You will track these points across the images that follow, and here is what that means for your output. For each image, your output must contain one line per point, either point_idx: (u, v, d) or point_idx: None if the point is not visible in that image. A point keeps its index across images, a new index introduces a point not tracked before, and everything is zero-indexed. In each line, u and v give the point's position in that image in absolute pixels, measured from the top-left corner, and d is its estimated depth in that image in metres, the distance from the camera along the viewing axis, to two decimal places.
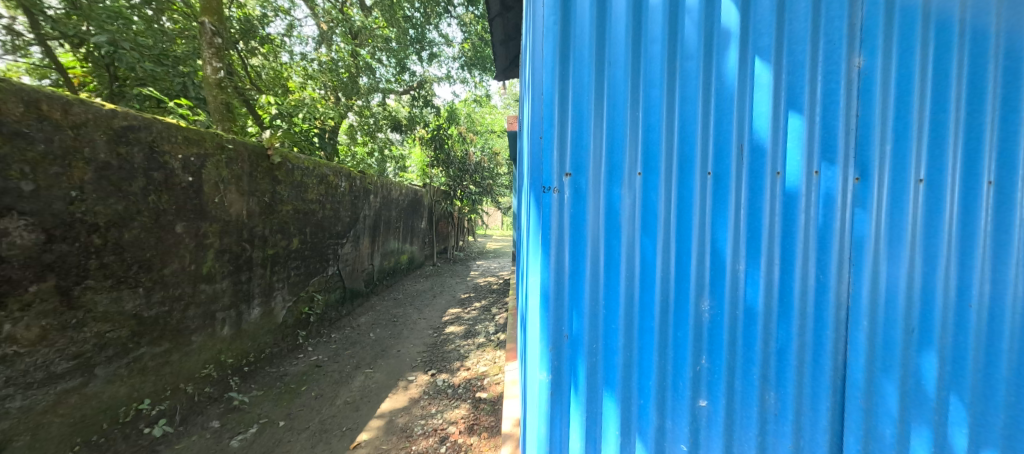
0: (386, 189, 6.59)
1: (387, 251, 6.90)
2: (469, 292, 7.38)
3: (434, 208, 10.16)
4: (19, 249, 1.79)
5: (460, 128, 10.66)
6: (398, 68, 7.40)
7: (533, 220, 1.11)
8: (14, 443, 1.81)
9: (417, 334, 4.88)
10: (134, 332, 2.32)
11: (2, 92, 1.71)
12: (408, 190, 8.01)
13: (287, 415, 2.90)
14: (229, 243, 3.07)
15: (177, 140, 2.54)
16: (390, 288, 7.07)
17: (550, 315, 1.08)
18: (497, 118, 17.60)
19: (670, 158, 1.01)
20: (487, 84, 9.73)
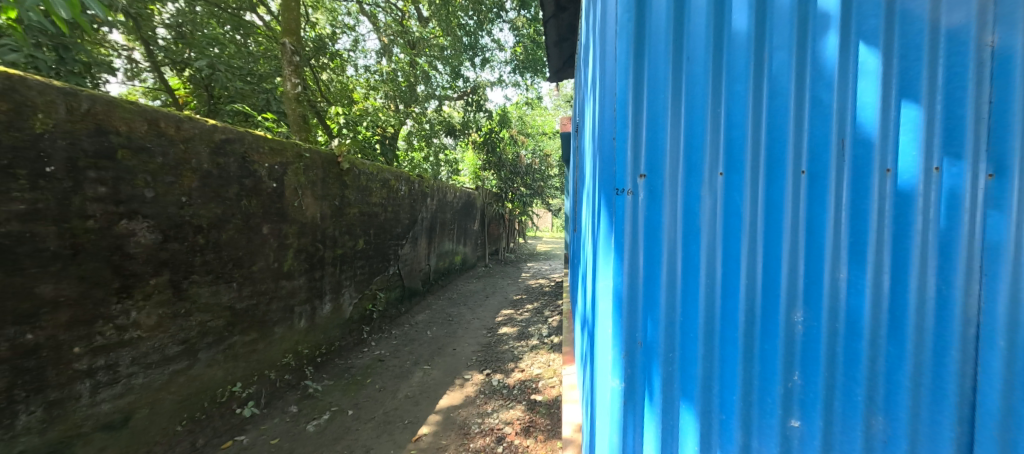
0: (441, 192, 6.83)
1: (442, 252, 7.14)
2: (520, 294, 7.42)
3: (487, 210, 10.34)
4: (142, 247, 2.06)
5: (511, 131, 10.85)
6: (452, 75, 7.54)
7: (605, 223, 1.09)
8: (137, 414, 2.08)
9: (471, 334, 4.99)
10: (228, 321, 2.61)
11: (131, 112, 1.97)
12: (462, 193, 8.23)
13: (355, 404, 3.09)
14: (305, 243, 3.35)
15: (263, 150, 2.83)
16: (445, 288, 7.30)
17: (623, 321, 1.05)
18: (548, 120, 17.61)
19: (757, 157, 0.94)
20: (538, 86, 9.77)
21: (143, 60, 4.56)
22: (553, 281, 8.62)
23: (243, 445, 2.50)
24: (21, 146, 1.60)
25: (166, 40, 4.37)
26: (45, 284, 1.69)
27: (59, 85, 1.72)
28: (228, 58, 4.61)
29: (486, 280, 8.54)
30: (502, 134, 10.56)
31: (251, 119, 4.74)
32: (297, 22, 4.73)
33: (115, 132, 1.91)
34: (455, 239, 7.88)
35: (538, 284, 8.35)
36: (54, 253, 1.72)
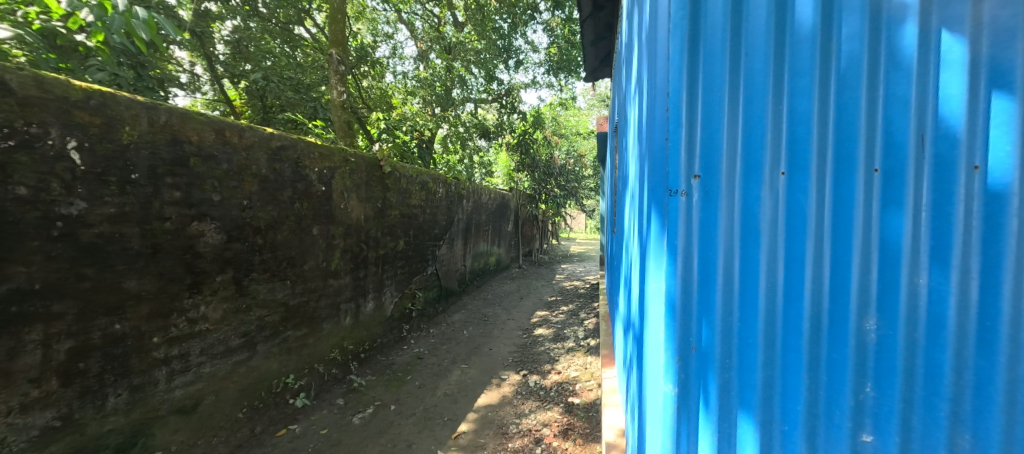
0: (476, 194, 6.93)
1: (477, 252, 7.25)
2: (555, 296, 7.38)
3: (521, 212, 10.36)
4: (210, 247, 2.23)
5: (545, 132, 10.91)
6: (487, 79, 7.75)
7: (658, 225, 1.07)
8: (204, 400, 2.26)
9: (506, 334, 5.03)
10: (282, 316, 2.79)
11: (201, 123, 2.14)
12: (496, 194, 8.31)
13: (396, 400, 3.20)
14: (351, 244, 3.51)
15: (314, 156, 3.00)
16: (480, 288, 7.38)
17: (676, 325, 1.02)
18: (581, 120, 17.42)
19: (825, 153, 0.84)
20: (573, 86, 9.70)
21: (204, 74, 5.09)
22: (589, 283, 8.51)
23: (295, 433, 2.66)
24: (111, 156, 1.77)
25: (224, 55, 4.77)
26: (130, 279, 1.86)
27: (141, 100, 1.89)
28: (280, 69, 4.97)
29: (521, 281, 8.57)
30: (536, 135, 10.55)
31: (301, 126, 4.93)
32: (342, 34, 4.98)
33: (188, 142, 2.08)
34: (489, 240, 7.96)
35: (573, 286, 8.27)
36: (137, 251, 1.88)
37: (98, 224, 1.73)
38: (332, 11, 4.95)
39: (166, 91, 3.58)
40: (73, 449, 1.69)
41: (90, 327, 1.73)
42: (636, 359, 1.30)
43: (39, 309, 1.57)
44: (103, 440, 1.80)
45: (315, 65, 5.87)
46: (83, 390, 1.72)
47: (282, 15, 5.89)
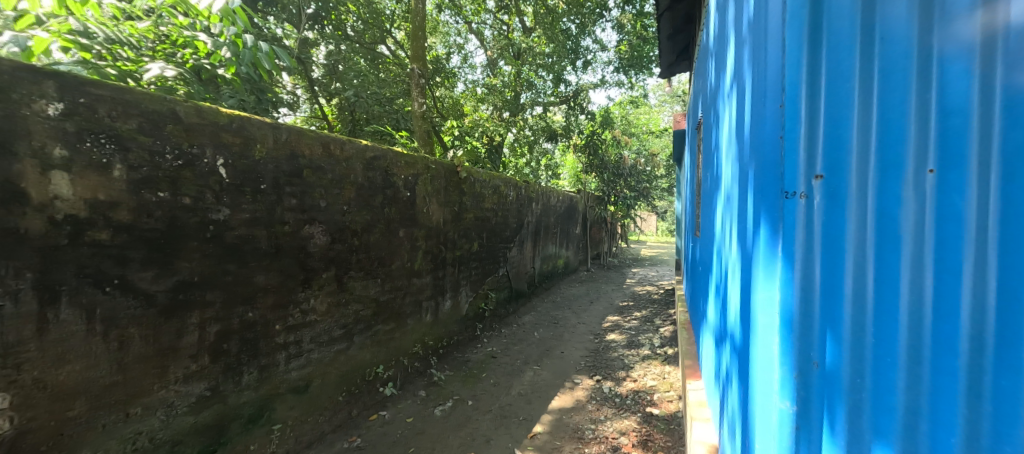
0: (546, 196, 6.94)
1: (546, 255, 7.27)
2: (627, 301, 7.12)
3: (589, 214, 10.18)
4: (318, 247, 2.52)
5: (615, 132, 10.63)
6: (554, 81, 7.78)
7: (774, 230, 0.93)
8: (313, 383, 2.56)
9: (577, 338, 4.98)
10: (374, 311, 3.05)
11: (311, 138, 2.43)
12: (565, 196, 8.24)
13: (473, 396, 3.33)
14: (431, 245, 3.73)
15: (401, 164, 3.25)
16: (549, 291, 7.39)
17: (794, 339, 0.87)
18: (653, 117, 16.65)
19: (990, 141, 0.57)
20: (645, 83, 9.34)
21: (303, 95, 5.85)
22: (664, 288, 8.09)
23: (385, 419, 2.90)
24: (247, 170, 2.05)
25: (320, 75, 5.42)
26: (260, 274, 2.15)
27: (268, 121, 2.18)
28: (368, 86, 5.53)
29: (590, 285, 8.40)
30: (605, 135, 10.31)
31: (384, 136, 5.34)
32: (422, 48, 5.29)
33: (302, 156, 2.37)
34: (558, 243, 7.92)
35: (646, 291, 7.93)
36: (265, 250, 2.17)
37: (238, 227, 2.02)
38: (414, 28, 5.29)
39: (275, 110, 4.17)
40: (219, 416, 2.00)
41: (231, 314, 2.03)
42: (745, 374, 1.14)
43: (197, 297, 1.86)
44: (239, 410, 2.10)
45: (397, 79, 6.40)
46: (225, 367, 2.02)
47: (365, 36, 6.61)
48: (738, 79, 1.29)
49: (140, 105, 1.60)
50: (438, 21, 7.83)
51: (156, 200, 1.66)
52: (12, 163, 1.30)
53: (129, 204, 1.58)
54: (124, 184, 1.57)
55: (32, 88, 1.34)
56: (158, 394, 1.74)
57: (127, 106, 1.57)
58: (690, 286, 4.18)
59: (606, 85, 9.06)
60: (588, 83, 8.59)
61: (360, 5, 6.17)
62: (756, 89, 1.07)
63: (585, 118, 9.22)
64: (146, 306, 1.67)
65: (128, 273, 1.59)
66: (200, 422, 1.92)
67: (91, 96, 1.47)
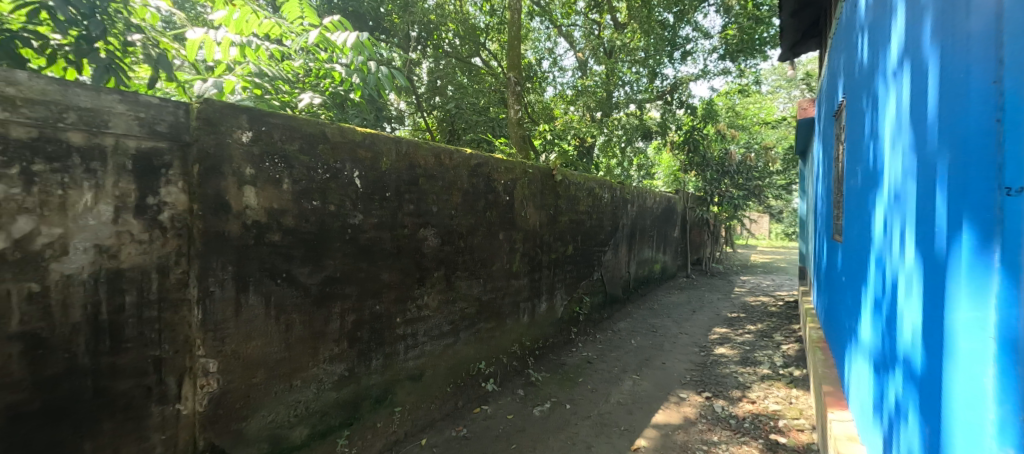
0: (642, 198, 6.60)
1: (642, 259, 6.91)
2: (737, 312, 6.41)
3: (689, 215, 9.43)
4: (430, 248, 2.75)
5: (720, 125, 9.69)
6: (650, 76, 7.37)
7: (992, 234, 0.73)
8: (426, 372, 2.79)
9: (680, 350, 4.63)
10: (477, 309, 3.22)
11: (425, 149, 2.67)
12: (663, 197, 7.74)
13: (571, 399, 3.32)
14: (528, 248, 3.81)
15: (501, 169, 3.38)
16: (645, 297, 7.01)
17: (1020, 373, 0.66)
18: (768, 105, 14.75)
19: None
20: (758, 68, 8.36)
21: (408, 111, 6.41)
22: (783, 300, 7.13)
23: (487, 413, 3.04)
24: (375, 180, 2.33)
25: (423, 90, 5.94)
26: (385, 272, 2.43)
27: (392, 136, 2.44)
28: (467, 97, 5.90)
29: (692, 293, 7.76)
30: (708, 130, 9.47)
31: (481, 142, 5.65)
32: (518, 57, 5.43)
33: (418, 166, 2.61)
34: (655, 247, 7.48)
35: (760, 302, 7.05)
36: (390, 251, 2.44)
37: (369, 230, 2.30)
38: (510, 39, 5.46)
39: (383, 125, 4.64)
40: (354, 394, 2.29)
41: (363, 306, 2.32)
42: (936, 412, 0.91)
43: (339, 290, 2.16)
44: (369, 391, 2.38)
45: (493, 88, 6.71)
46: (359, 352, 2.31)
47: (462, 51, 7.06)
48: (917, 54, 1.06)
49: (300, 129, 1.92)
50: (529, 28, 8.02)
51: (312, 208, 1.98)
52: (220, 182, 1.61)
53: (293, 212, 1.90)
54: (290, 195, 1.89)
55: (233, 121, 1.64)
56: (311, 370, 2.05)
57: (292, 131, 1.89)
58: (823, 300, 3.58)
59: (710, 76, 8.33)
60: (687, 74, 8.01)
61: (459, 22, 6.67)
62: (958, 64, 0.86)
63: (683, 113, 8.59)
64: (303, 295, 1.99)
65: (291, 268, 1.92)
66: (341, 398, 2.22)
67: (268, 125, 1.78)
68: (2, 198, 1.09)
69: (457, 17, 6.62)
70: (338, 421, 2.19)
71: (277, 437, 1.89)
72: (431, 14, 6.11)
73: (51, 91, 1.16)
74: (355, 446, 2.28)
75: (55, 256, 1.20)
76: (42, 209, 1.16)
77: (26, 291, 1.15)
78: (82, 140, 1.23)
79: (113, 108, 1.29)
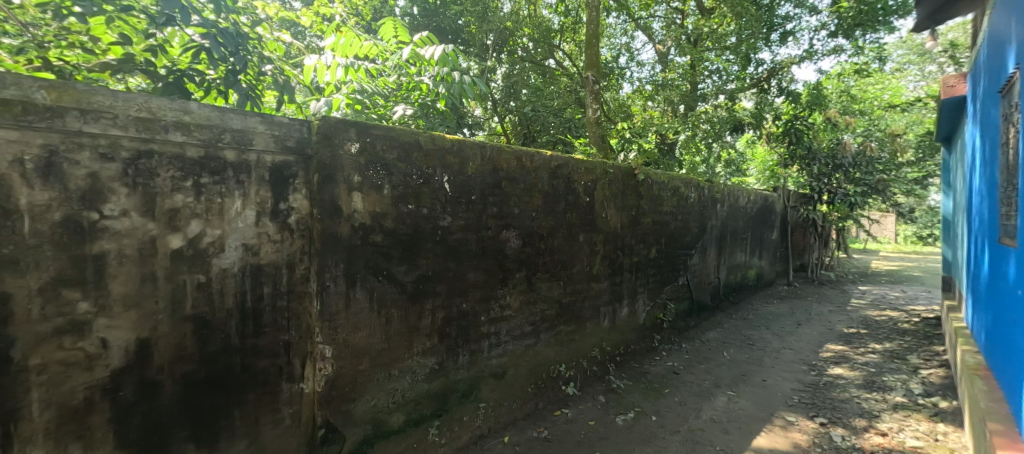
0: (734, 196, 6.03)
1: (734, 264, 6.30)
2: (855, 327, 5.54)
3: (790, 215, 8.40)
4: (512, 249, 2.81)
5: (830, 112, 8.48)
6: (743, 63, 6.71)
7: None
8: (509, 371, 2.85)
9: (784, 366, 4.13)
10: (558, 312, 3.21)
11: (507, 153, 2.72)
12: (759, 196, 6.99)
13: (657, 411, 3.14)
14: (609, 250, 3.70)
15: (580, 170, 3.33)
16: (737, 306, 6.38)
17: None
18: (894, 85, 12.54)
19: None
20: (882, 43, 7.16)
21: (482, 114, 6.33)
22: (919, 315, 5.98)
23: (568, 417, 3.00)
24: (462, 185, 2.44)
25: (499, 94, 6.06)
26: (471, 272, 2.53)
27: (477, 141, 2.54)
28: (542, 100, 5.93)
29: (795, 303, 6.88)
30: (814, 118, 8.37)
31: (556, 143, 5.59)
32: (596, 55, 5.31)
33: (501, 169, 2.68)
34: (749, 251, 6.78)
35: (887, 317, 5.99)
36: (475, 251, 2.54)
37: (456, 232, 2.42)
38: (587, 37, 5.37)
39: (460, 131, 4.83)
40: (443, 387, 2.42)
41: (452, 303, 2.44)
42: None
43: (430, 288, 2.31)
44: (456, 385, 2.50)
45: (569, 89, 6.65)
46: (447, 347, 2.44)
47: (536, 54, 7.13)
48: None
49: (398, 139, 2.08)
50: (605, 25, 7.83)
51: (407, 211, 2.14)
52: (334, 189, 1.82)
53: (392, 215, 2.07)
54: (389, 199, 2.06)
55: (344, 134, 1.84)
56: (407, 361, 2.22)
57: (391, 141, 2.05)
58: (984, 319, 2.92)
59: (818, 57, 7.36)
60: (788, 58, 7.17)
61: (533, 26, 6.77)
62: None
63: (783, 101, 7.70)
64: (400, 292, 2.16)
65: (390, 267, 2.09)
66: (432, 390, 2.36)
67: (372, 136, 1.96)
68: (181, 206, 1.35)
69: (532, 21, 6.73)
70: (429, 411, 2.34)
71: (379, 420, 2.06)
72: (508, 20, 6.27)
73: (213, 117, 1.40)
74: (444, 436, 2.41)
75: (215, 253, 1.45)
76: (207, 214, 1.41)
77: (196, 281, 1.40)
78: (235, 156, 1.48)
79: (256, 129, 1.52)
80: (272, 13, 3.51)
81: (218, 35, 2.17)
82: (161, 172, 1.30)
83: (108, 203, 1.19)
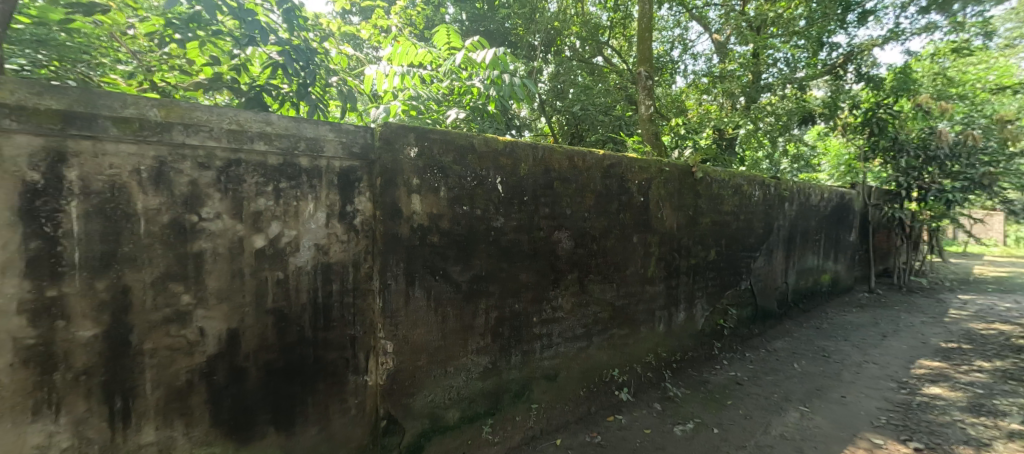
0: (805, 194, 5.54)
1: (805, 268, 5.78)
2: (955, 342, 4.86)
3: (872, 214, 7.57)
4: (565, 250, 2.78)
5: (920, 97, 7.48)
6: (815, 48, 6.17)
7: None
8: (561, 373, 2.82)
9: (867, 382, 3.72)
10: (611, 315, 3.13)
11: (559, 153, 2.70)
12: (835, 193, 6.36)
13: (719, 423, 2.96)
14: (665, 252, 3.54)
15: (634, 169, 3.22)
16: (809, 313, 5.85)
17: None
18: (1002, 63, 10.91)
19: None
20: (989, 16, 6.25)
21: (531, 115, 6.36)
22: None
23: (622, 423, 2.90)
24: (515, 185, 2.45)
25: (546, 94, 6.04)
26: (523, 272, 2.54)
27: (529, 142, 2.54)
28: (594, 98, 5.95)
29: (878, 313, 6.17)
30: (900, 105, 7.49)
31: (606, 142, 5.47)
32: (649, 49, 5.13)
33: (553, 170, 2.66)
34: (822, 254, 6.19)
35: (997, 331, 5.19)
36: (527, 252, 2.55)
37: (509, 232, 2.44)
38: (639, 31, 5.20)
39: (508, 133, 4.87)
40: (496, 386, 2.45)
41: (505, 304, 2.47)
42: None
43: (484, 288, 2.34)
44: (509, 385, 2.52)
45: (619, 87, 6.49)
46: (501, 346, 2.47)
47: (584, 52, 7.03)
48: None
49: (454, 142, 2.14)
50: (656, 18, 7.56)
51: (462, 212, 2.19)
52: (395, 192, 1.90)
53: (448, 216, 2.13)
54: (446, 200, 2.12)
55: (404, 139, 1.92)
56: (462, 359, 2.27)
57: (447, 144, 2.11)
58: None
59: (905, 37, 6.58)
60: (867, 40, 6.48)
61: (581, 24, 6.67)
62: None
63: (862, 87, 6.99)
64: (456, 291, 2.21)
65: (446, 267, 2.15)
66: (486, 388, 2.39)
67: (429, 141, 2.03)
68: (264, 209, 1.48)
69: (580, 19, 6.64)
70: (483, 409, 2.37)
71: (435, 415, 2.13)
72: (556, 20, 6.25)
73: (291, 127, 1.52)
74: (497, 435, 2.44)
75: (292, 252, 1.57)
76: (285, 216, 1.54)
77: (276, 278, 1.53)
78: (308, 163, 1.60)
79: (326, 136, 1.62)
80: (334, 29, 3.77)
81: (291, 52, 2.39)
82: (247, 178, 1.43)
83: (205, 207, 1.34)
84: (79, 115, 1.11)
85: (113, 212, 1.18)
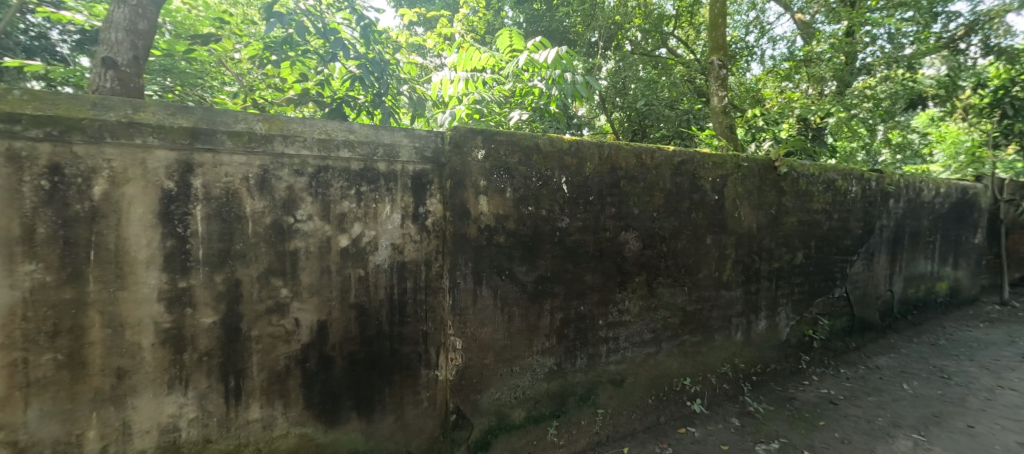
0: (915, 189, 4.80)
1: (916, 274, 5.01)
2: None
3: (1006, 212, 6.36)
4: (632, 251, 2.67)
5: None
6: (929, 18, 5.33)
7: None
8: (628, 379, 2.72)
9: (1003, 412, 3.12)
10: (682, 320, 2.96)
11: (626, 150, 2.60)
12: (955, 188, 5.43)
13: (809, 445, 2.66)
14: (743, 254, 3.27)
15: (708, 165, 3.01)
16: (920, 327, 5.06)
17: None
18: None
19: None
20: None
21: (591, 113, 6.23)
22: None
23: (696, 436, 2.72)
24: (580, 185, 2.41)
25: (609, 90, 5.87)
26: (589, 273, 2.49)
27: (595, 141, 2.48)
28: (658, 92, 5.63)
29: (1015, 330, 5.16)
30: None
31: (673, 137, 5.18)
32: (723, 36, 4.77)
33: (619, 169, 2.57)
34: (938, 259, 5.32)
35: None
36: (593, 253, 2.49)
37: (574, 233, 2.40)
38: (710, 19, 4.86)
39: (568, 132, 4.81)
40: (562, 388, 2.42)
41: (570, 305, 2.43)
42: None
43: (549, 289, 2.33)
44: (574, 388, 2.48)
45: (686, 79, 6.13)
46: (566, 348, 2.44)
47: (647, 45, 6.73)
48: None
49: (519, 143, 2.14)
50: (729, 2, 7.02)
51: (527, 213, 2.20)
52: (464, 194, 1.95)
53: (513, 216, 2.14)
54: (511, 201, 2.13)
55: (471, 142, 1.96)
56: (528, 360, 2.27)
57: (512, 146, 2.12)
58: None
59: None
60: (998, 5, 5.47)
61: (644, 15, 6.38)
62: None
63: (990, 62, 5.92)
64: (522, 291, 2.22)
65: (512, 267, 2.16)
66: (550, 389, 2.38)
67: (495, 143, 2.05)
68: (348, 211, 1.60)
69: (642, 11, 6.35)
70: (548, 410, 2.36)
71: (501, 413, 2.15)
72: (616, 14, 6.04)
73: (371, 134, 1.63)
74: (563, 437, 2.40)
75: (371, 251, 1.68)
76: (366, 217, 1.66)
77: (358, 274, 1.65)
78: (385, 167, 1.70)
79: (400, 142, 1.72)
80: (402, 41, 3.99)
81: (368, 65, 2.57)
82: (334, 183, 1.56)
83: (299, 209, 1.49)
84: (203, 130, 1.29)
85: (228, 214, 1.36)
